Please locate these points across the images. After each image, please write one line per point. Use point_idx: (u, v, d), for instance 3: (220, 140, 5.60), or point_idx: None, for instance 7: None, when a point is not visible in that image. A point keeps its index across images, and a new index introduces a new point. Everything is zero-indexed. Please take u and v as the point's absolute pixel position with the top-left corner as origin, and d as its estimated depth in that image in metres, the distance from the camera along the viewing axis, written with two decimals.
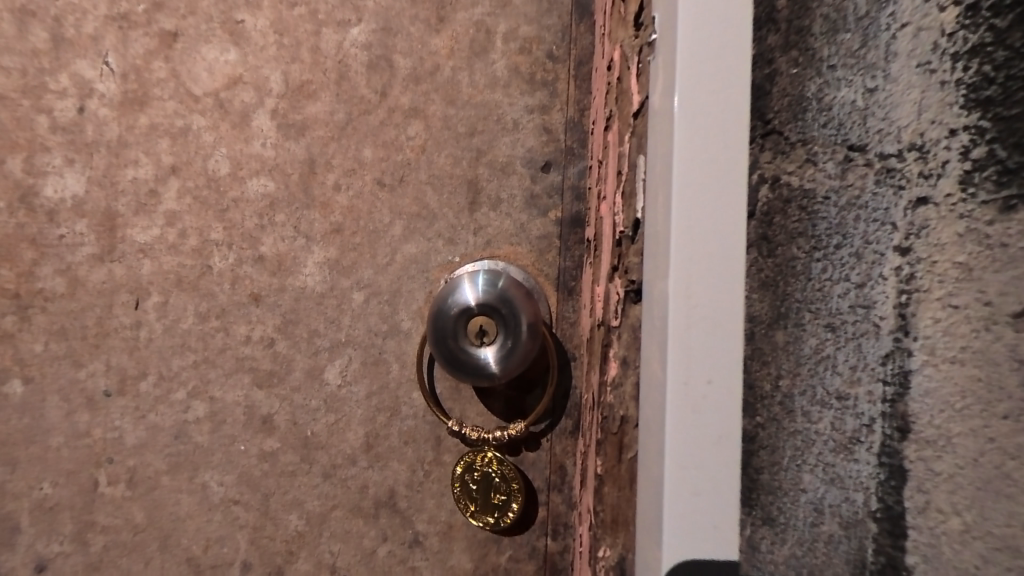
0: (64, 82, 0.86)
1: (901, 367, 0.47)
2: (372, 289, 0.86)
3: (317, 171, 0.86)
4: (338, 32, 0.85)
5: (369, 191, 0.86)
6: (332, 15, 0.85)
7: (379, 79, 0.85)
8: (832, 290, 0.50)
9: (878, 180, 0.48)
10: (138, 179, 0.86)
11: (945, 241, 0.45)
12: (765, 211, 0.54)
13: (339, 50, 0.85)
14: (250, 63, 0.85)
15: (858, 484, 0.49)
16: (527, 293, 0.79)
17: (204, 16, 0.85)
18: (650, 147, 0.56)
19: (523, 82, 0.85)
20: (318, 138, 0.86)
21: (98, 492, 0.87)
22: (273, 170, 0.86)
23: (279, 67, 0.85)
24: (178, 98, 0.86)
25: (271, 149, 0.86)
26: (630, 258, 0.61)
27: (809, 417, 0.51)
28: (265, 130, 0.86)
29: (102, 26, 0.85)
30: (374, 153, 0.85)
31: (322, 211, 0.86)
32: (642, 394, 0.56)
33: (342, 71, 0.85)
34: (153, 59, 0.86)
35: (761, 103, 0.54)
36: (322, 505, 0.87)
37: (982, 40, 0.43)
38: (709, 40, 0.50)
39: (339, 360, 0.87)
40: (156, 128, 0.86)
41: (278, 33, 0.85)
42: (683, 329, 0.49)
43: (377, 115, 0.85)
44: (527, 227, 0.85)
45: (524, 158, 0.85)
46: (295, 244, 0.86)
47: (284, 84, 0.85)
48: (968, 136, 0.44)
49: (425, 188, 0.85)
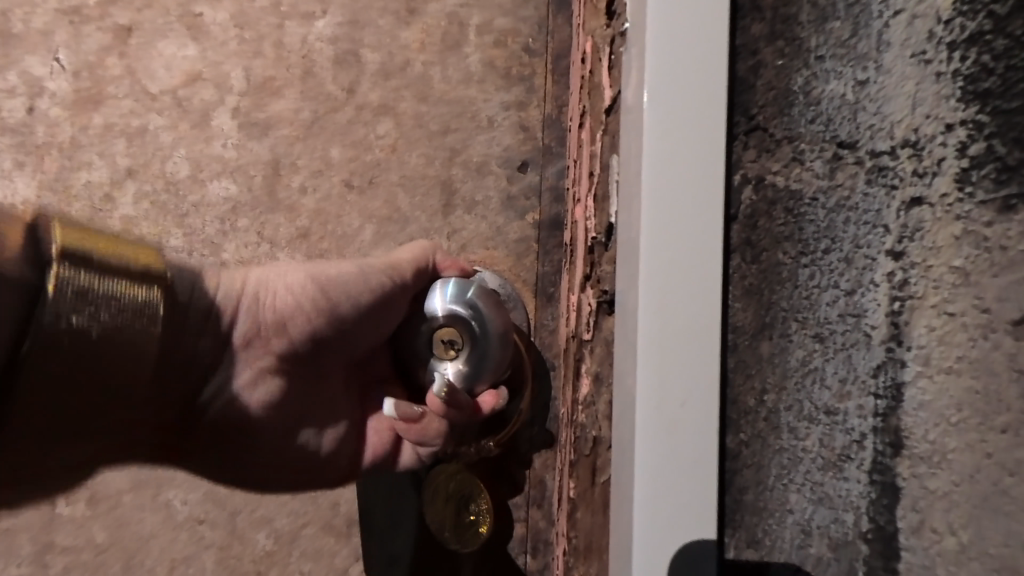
0: (14, 81, 0.81)
1: (894, 379, 0.44)
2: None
3: (283, 172, 0.81)
4: (303, 26, 0.81)
5: (337, 194, 0.81)
6: (297, 7, 0.81)
7: (346, 75, 0.81)
8: (821, 298, 0.47)
9: (869, 179, 0.45)
10: (91, 183, 0.81)
11: (941, 243, 0.41)
12: (748, 213, 0.49)
13: (304, 44, 0.81)
14: (211, 59, 0.81)
15: (847, 504, 0.46)
16: (498, 301, 0.76)
17: (161, 10, 0.82)
18: (623, 145, 0.53)
19: (498, 77, 0.81)
20: (283, 137, 0.81)
21: (59, 513, 0.84)
22: (236, 172, 0.81)
23: (241, 63, 0.81)
24: (134, 96, 0.81)
25: (233, 150, 0.81)
26: (603, 267, 0.58)
27: (796, 434, 0.48)
28: (227, 130, 0.81)
29: (52, 19, 0.81)
30: (343, 153, 0.81)
31: (288, 215, 0.81)
32: (614, 411, 0.52)
33: (307, 66, 0.81)
34: (107, 56, 0.81)
35: (742, 98, 0.49)
36: (292, 522, 0.85)
37: (981, 27, 0.40)
38: (685, 30, 0.47)
39: None
40: (111, 128, 0.82)
41: (239, 26, 0.81)
42: (654, 339, 0.46)
43: (345, 113, 0.81)
44: (504, 230, 0.82)
45: (500, 157, 0.81)
46: (260, 251, 0.81)
47: (245, 81, 0.81)
48: (965, 131, 0.40)
49: (396, 190, 0.81)
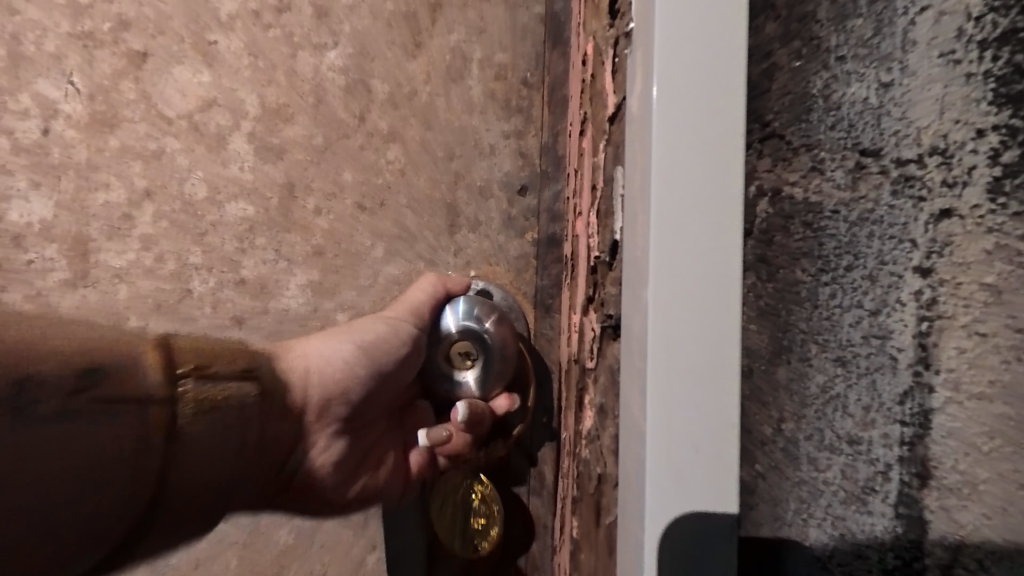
0: (25, 103, 0.84)
1: (921, 406, 0.41)
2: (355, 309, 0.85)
3: (297, 194, 0.85)
4: (314, 56, 0.84)
5: (350, 215, 0.85)
6: (309, 38, 0.84)
7: (356, 103, 0.84)
8: (843, 318, 0.45)
9: (895, 191, 0.43)
10: (110, 203, 0.85)
11: (972, 258, 0.39)
12: (763, 229, 0.50)
13: (316, 73, 0.84)
14: (226, 86, 0.85)
15: (873, 540, 0.43)
16: (502, 318, 0.82)
17: (176, 36, 0.85)
18: (628, 161, 0.52)
19: (498, 106, 0.84)
20: (296, 162, 0.85)
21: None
22: (251, 195, 0.85)
23: (255, 90, 0.85)
24: (150, 121, 0.85)
25: (248, 173, 0.85)
26: (607, 289, 0.57)
27: (817, 464, 0.46)
28: (241, 154, 0.85)
29: (64, 43, 0.84)
30: (353, 176, 0.84)
31: (302, 233, 0.85)
32: (620, 444, 0.50)
33: (319, 94, 0.84)
34: (122, 80, 0.85)
35: (757, 105, 0.50)
36: None
37: (1014, 23, 0.37)
38: (695, 43, 0.45)
39: None
40: (128, 151, 0.85)
41: (253, 55, 0.84)
42: (662, 369, 0.44)
43: (356, 139, 0.84)
44: (507, 248, 0.86)
45: (501, 181, 0.84)
46: (277, 267, 0.86)
47: (259, 107, 0.84)
48: (997, 137, 0.38)
49: (404, 211, 0.85)
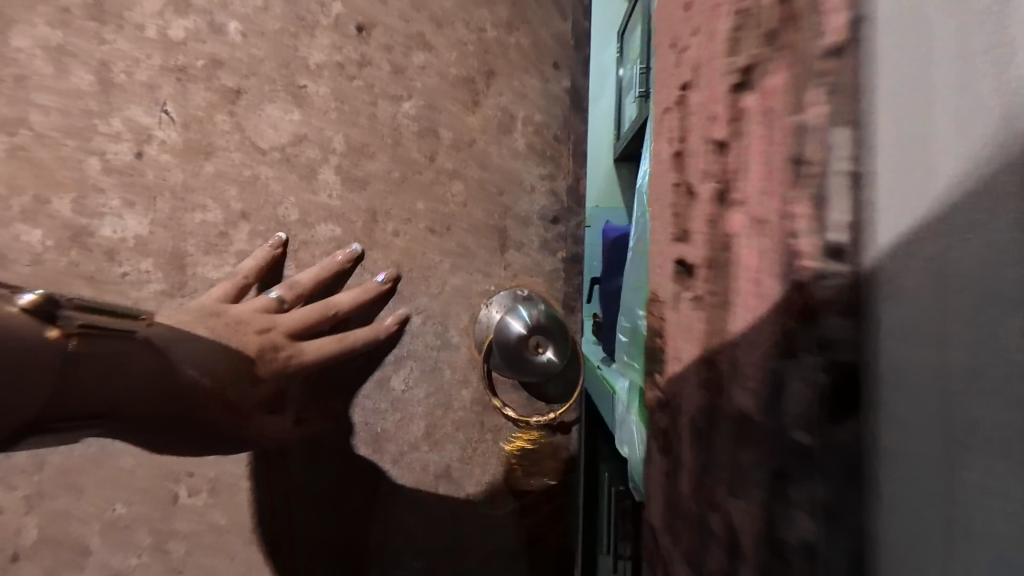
0: (117, 126, 0.79)
1: None
2: (428, 314, 0.95)
3: (380, 220, 0.91)
4: (392, 105, 0.92)
5: (422, 237, 0.94)
6: (386, 89, 0.91)
7: (428, 146, 0.93)
8: None
9: None
10: (206, 223, 0.83)
11: None
12: None
13: (394, 120, 0.92)
14: (314, 124, 0.88)
15: None
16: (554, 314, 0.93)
17: (267, 78, 0.85)
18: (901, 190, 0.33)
19: (536, 156, 1.00)
20: (378, 192, 0.91)
21: (179, 505, 0.84)
22: (341, 218, 0.89)
23: (341, 129, 0.89)
24: (243, 149, 0.84)
25: (337, 200, 0.89)
26: None
27: None
28: (331, 183, 0.89)
29: (157, 75, 0.81)
30: (427, 207, 0.94)
31: (384, 251, 0.92)
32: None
33: (396, 137, 0.92)
34: (216, 112, 0.83)
35: None
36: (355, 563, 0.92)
37: None
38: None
39: (403, 370, 0.94)
40: (223, 176, 0.84)
41: (339, 100, 0.89)
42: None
43: (426, 176, 0.93)
44: (541, 267, 1.00)
45: (539, 213, 1.00)
46: (363, 279, 0.91)
47: (345, 144, 0.89)
48: None
49: (466, 235, 0.96)
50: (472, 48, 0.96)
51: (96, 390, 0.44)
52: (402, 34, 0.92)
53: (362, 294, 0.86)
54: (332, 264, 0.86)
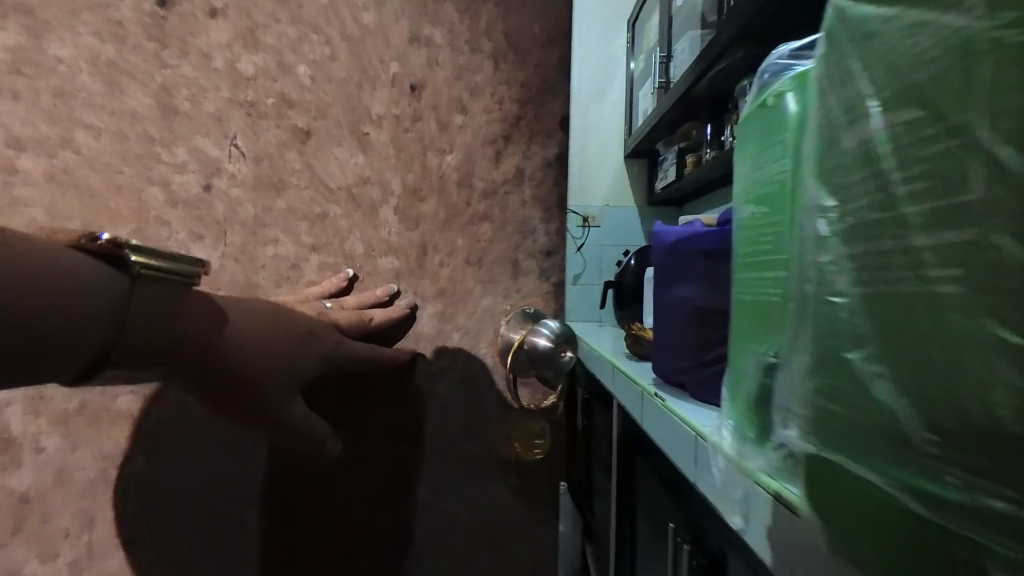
0: (182, 156, 0.90)
1: None
2: (465, 331, 1.10)
3: (429, 253, 1.06)
4: (438, 156, 1.05)
5: (461, 268, 1.08)
6: (434, 141, 1.05)
7: (467, 191, 1.08)
8: None
9: None
10: (278, 255, 0.93)
11: None
12: None
13: (440, 168, 1.06)
14: (377, 167, 0.99)
15: None
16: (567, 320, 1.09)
17: (334, 121, 0.96)
18: None
19: (542, 201, 1.12)
20: (428, 229, 1.05)
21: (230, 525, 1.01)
22: (397, 251, 1.02)
23: (399, 173, 1.02)
24: (313, 187, 0.95)
25: (395, 237, 1.02)
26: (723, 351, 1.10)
27: None
28: (390, 221, 1.01)
29: (226, 107, 0.91)
30: (465, 242, 1.08)
31: (432, 279, 1.06)
32: None
33: (441, 183, 1.06)
34: (286, 149, 0.93)
35: None
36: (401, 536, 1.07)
37: None
38: None
39: (444, 378, 1.09)
40: (294, 212, 0.94)
41: (396, 149, 1.01)
42: None
43: (463, 216, 1.08)
44: (542, 291, 1.13)
45: (546, 245, 1.12)
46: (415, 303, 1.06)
47: (401, 186, 1.02)
48: None
49: (495, 267, 1.10)
50: (497, 114, 1.09)
51: (157, 334, 0.35)
52: (445, 97, 1.06)
53: (391, 313, 0.84)
54: (371, 297, 0.89)
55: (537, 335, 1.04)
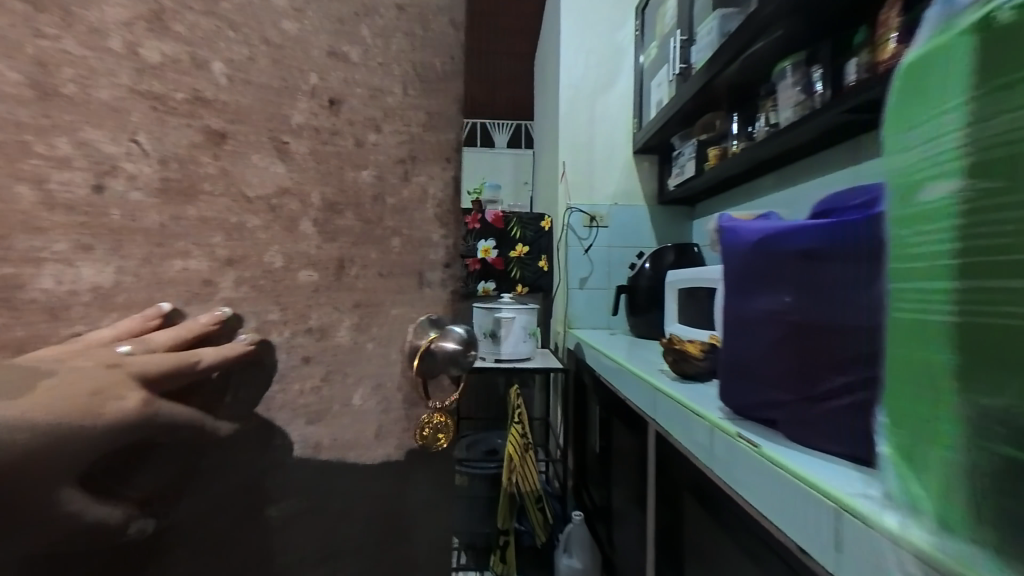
0: (65, 150, 0.72)
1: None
2: (378, 340, 1.16)
3: (346, 267, 1.08)
4: (356, 172, 1.09)
5: (377, 280, 1.15)
6: (352, 158, 1.08)
7: (379, 207, 1.14)
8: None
9: None
10: (189, 270, 0.84)
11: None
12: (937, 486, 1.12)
13: (357, 184, 1.09)
14: (296, 179, 0.98)
15: None
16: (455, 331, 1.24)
17: (254, 128, 0.92)
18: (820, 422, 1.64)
19: (442, 219, 1.29)
20: (346, 243, 1.08)
21: None
22: (317, 263, 1.02)
23: (318, 186, 1.02)
24: (230, 196, 0.89)
25: (315, 250, 1.02)
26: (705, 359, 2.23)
27: None
28: (310, 234, 1.01)
29: (123, 96, 0.77)
30: (379, 255, 1.15)
31: (350, 291, 1.09)
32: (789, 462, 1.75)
33: (359, 198, 1.10)
34: (200, 153, 0.85)
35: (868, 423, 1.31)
36: (315, 551, 1.09)
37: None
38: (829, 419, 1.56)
39: (361, 387, 1.13)
40: (208, 222, 0.86)
41: (316, 161, 1.01)
42: None
43: (377, 230, 1.14)
44: (439, 300, 1.29)
45: (445, 257, 1.32)
46: (335, 316, 1.07)
47: (320, 200, 1.02)
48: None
49: (403, 279, 1.21)
50: (405, 136, 1.18)
51: None
52: (361, 115, 1.09)
53: (226, 349, 0.84)
54: (196, 325, 0.83)
55: (447, 341, 1.20)
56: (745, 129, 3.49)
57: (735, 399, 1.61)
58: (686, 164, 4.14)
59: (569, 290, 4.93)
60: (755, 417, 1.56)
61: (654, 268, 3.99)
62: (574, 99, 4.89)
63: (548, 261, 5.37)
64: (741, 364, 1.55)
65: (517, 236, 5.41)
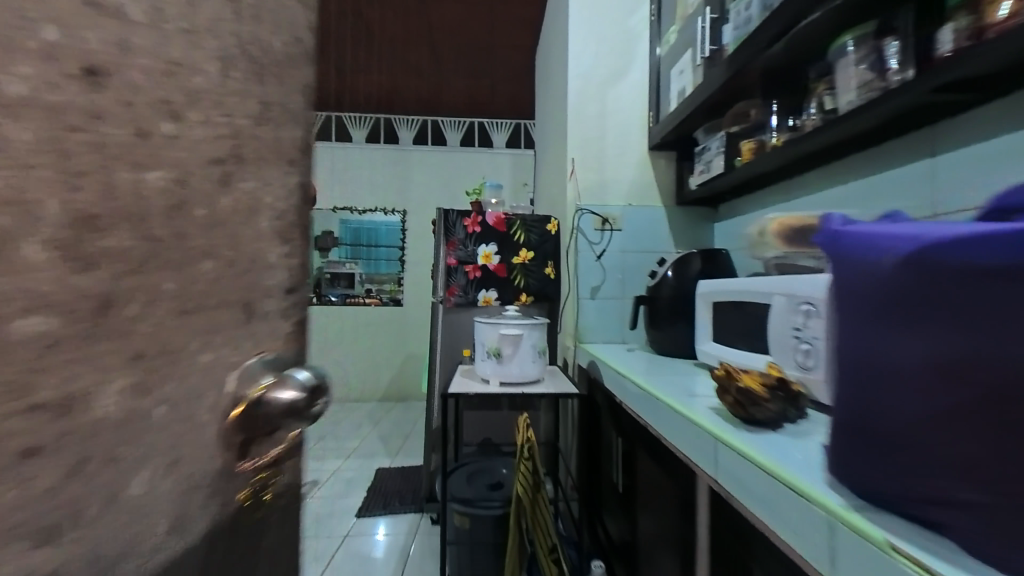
0: None
1: None
2: (170, 402, 1.01)
3: (115, 305, 0.87)
4: (132, 174, 0.90)
5: (169, 318, 1.00)
6: (125, 157, 0.89)
7: (179, 224, 1.01)
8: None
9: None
10: None
11: None
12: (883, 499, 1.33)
13: (136, 190, 0.90)
14: (13, 183, 0.74)
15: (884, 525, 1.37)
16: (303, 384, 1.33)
17: None
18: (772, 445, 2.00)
19: (279, 237, 1.37)
20: (117, 273, 0.87)
21: None
22: (56, 307, 0.78)
23: (57, 196, 0.79)
24: None
25: (48, 281, 0.76)
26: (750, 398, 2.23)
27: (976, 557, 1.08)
28: (38, 262, 0.76)
29: None
30: (177, 287, 1.01)
31: (121, 344, 0.89)
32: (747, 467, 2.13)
33: (139, 211, 0.91)
34: None
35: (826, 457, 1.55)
36: None
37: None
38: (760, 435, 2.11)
39: (143, 471, 0.95)
40: None
41: (60, 156, 0.79)
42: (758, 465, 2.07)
43: (177, 253, 1.01)
44: (280, 329, 1.41)
45: (275, 283, 1.37)
46: (95, 381, 0.85)
47: (63, 216, 0.79)
48: None
49: (216, 310, 1.13)
50: (224, 130, 1.13)
51: None
52: (144, 94, 0.92)
53: None
54: None
55: (285, 388, 1.26)
56: (784, 123, 3.92)
57: (866, 474, 1.35)
58: (709, 159, 4.81)
59: (580, 300, 5.66)
60: (910, 515, 1.25)
61: (675, 277, 4.63)
62: (585, 88, 5.82)
63: (550, 266, 6.22)
64: (873, 428, 1.31)
65: (518, 240, 6.19)
